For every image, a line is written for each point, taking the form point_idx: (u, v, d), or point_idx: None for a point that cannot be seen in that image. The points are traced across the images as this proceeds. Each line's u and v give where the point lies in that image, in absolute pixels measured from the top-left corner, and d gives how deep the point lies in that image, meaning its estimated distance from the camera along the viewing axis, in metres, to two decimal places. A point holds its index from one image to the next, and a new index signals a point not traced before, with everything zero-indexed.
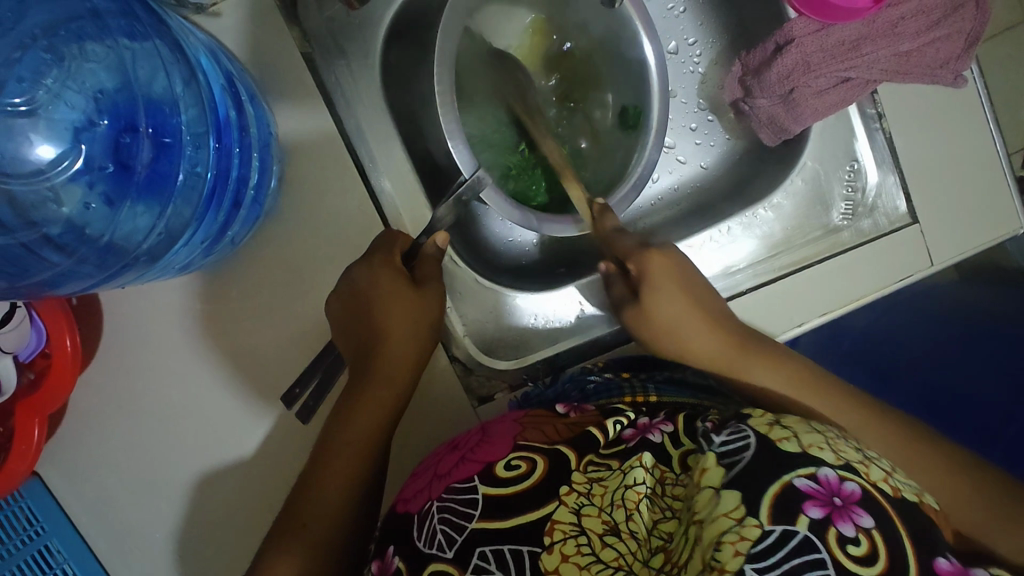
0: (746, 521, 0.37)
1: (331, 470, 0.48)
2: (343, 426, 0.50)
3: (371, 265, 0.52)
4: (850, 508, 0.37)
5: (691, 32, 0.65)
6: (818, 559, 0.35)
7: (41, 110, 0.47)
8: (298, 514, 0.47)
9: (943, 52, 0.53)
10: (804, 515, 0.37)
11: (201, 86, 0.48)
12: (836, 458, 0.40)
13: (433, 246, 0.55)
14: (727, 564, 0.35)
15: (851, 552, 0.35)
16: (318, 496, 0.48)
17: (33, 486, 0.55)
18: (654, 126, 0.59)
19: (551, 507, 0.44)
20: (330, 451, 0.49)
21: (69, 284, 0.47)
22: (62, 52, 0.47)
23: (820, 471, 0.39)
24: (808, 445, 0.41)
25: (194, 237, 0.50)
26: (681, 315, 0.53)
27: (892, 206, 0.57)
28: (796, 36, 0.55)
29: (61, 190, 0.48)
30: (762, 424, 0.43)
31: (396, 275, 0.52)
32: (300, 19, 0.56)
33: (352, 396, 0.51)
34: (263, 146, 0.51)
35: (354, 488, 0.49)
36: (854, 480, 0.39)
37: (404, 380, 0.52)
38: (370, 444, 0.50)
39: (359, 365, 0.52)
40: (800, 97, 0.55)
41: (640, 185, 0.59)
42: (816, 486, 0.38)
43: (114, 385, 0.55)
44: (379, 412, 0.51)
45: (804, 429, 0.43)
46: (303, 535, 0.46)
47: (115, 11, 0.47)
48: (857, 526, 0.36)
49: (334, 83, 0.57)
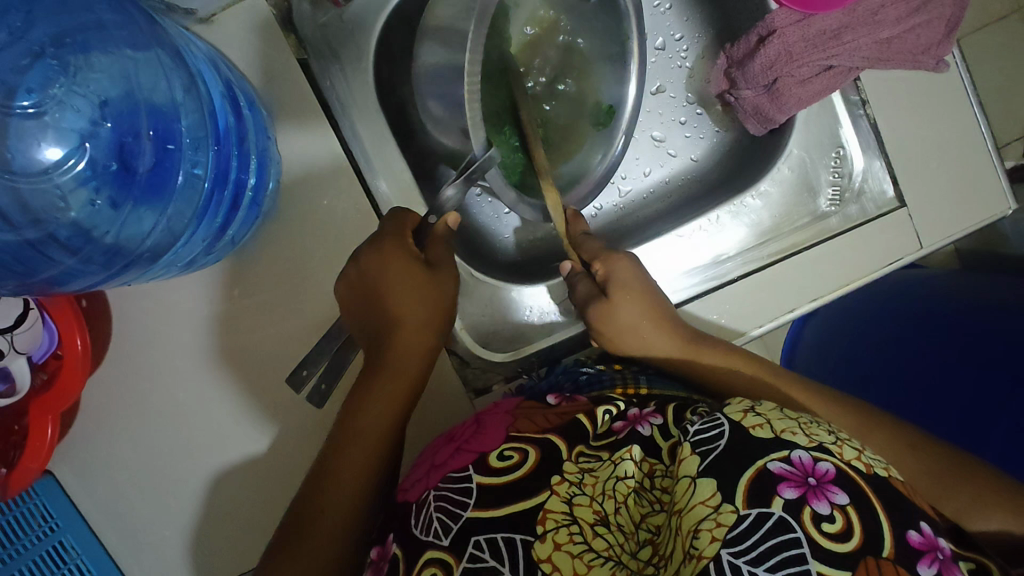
0: (721, 508, 0.39)
1: (349, 455, 0.50)
2: (359, 412, 0.52)
3: (380, 251, 0.53)
4: (826, 486, 0.39)
5: (676, 28, 0.66)
6: (794, 538, 0.37)
7: (48, 113, 0.49)
8: (319, 497, 0.49)
9: (924, 38, 0.54)
10: (779, 496, 0.39)
11: (201, 93, 0.51)
12: (808, 440, 0.42)
13: (444, 226, 0.55)
14: (704, 550, 0.38)
15: (826, 530, 0.38)
16: (339, 483, 0.49)
17: (47, 483, 0.57)
18: (623, 125, 0.63)
19: (544, 497, 0.46)
20: (347, 435, 0.51)
21: (76, 282, 0.49)
22: (68, 61, 0.49)
23: (794, 453, 0.41)
24: (782, 430, 0.42)
25: (194, 236, 0.52)
26: (639, 316, 0.55)
27: (880, 191, 0.58)
28: (778, 27, 0.55)
29: (68, 192, 0.50)
30: (737, 411, 0.45)
31: (406, 261, 0.53)
32: (296, 27, 0.58)
33: (366, 383, 0.53)
34: (262, 152, 0.54)
35: (371, 474, 0.51)
36: (828, 460, 0.41)
37: (419, 367, 0.54)
38: (388, 428, 0.52)
39: (374, 352, 0.54)
40: (783, 86, 0.56)
41: (603, 180, 0.64)
42: (791, 468, 0.40)
43: (122, 384, 0.57)
44: (395, 397, 0.53)
45: (776, 414, 0.45)
46: (325, 518, 0.48)
47: (120, 21, 0.49)
48: (831, 504, 0.38)
49: (332, 90, 0.59)
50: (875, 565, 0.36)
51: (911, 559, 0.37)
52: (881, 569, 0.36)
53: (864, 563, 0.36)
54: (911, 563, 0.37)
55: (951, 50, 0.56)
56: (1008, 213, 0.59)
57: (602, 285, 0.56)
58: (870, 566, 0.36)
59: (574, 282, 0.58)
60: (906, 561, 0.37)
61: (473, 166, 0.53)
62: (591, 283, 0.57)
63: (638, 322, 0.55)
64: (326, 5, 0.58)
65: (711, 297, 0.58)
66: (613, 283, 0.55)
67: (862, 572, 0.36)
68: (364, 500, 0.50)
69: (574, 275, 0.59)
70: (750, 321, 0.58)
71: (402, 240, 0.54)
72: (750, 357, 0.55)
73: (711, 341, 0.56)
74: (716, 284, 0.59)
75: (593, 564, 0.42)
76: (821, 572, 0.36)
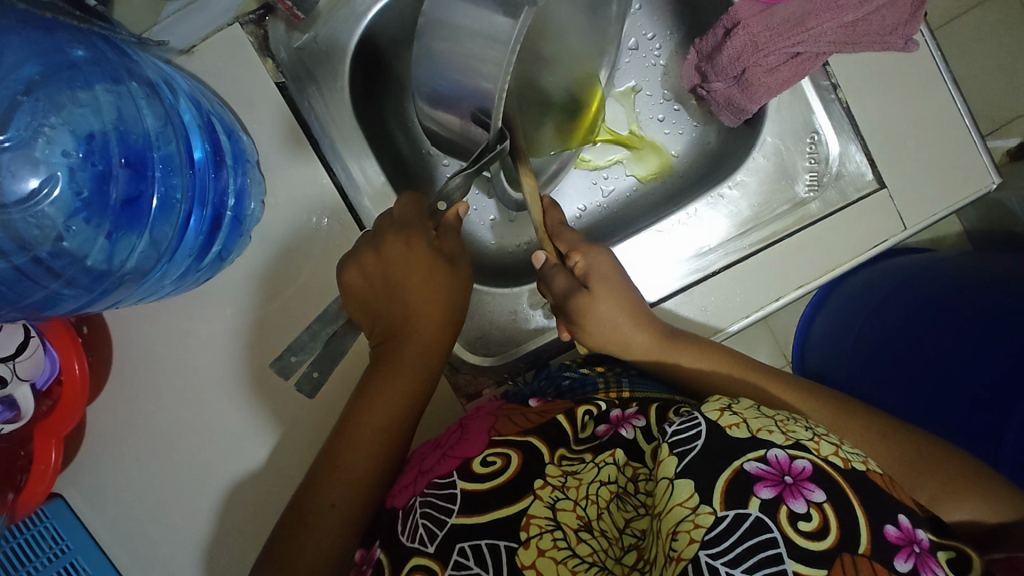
0: (699, 509, 0.41)
1: (355, 448, 0.52)
2: (372, 398, 0.54)
3: (409, 243, 0.56)
4: (802, 484, 0.41)
5: (648, 28, 0.67)
6: (770, 537, 0.39)
7: (21, 143, 0.51)
8: (320, 496, 0.50)
9: (890, 19, 0.54)
10: (755, 496, 0.41)
11: (177, 127, 0.53)
12: (784, 438, 0.44)
13: (454, 214, 0.59)
14: (683, 552, 0.39)
15: (802, 528, 0.39)
16: (340, 478, 0.51)
17: (56, 506, 0.58)
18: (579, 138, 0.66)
19: (527, 502, 0.47)
20: (356, 416, 0.53)
21: (64, 305, 0.51)
22: (48, 97, 0.51)
23: (770, 452, 0.43)
24: (757, 430, 0.44)
25: (178, 254, 0.55)
26: (616, 311, 0.55)
27: (858, 174, 0.58)
28: (742, 19, 0.56)
29: (50, 218, 0.52)
30: (714, 410, 0.46)
31: (431, 257, 0.57)
32: (272, 52, 0.60)
33: (377, 375, 0.55)
34: (241, 176, 0.57)
35: (379, 461, 0.53)
36: (804, 458, 0.42)
37: (430, 365, 0.56)
38: (401, 419, 0.54)
39: (390, 347, 0.56)
40: (752, 76, 0.56)
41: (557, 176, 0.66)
42: (766, 468, 0.42)
43: (127, 406, 0.59)
44: (405, 393, 0.54)
45: (753, 413, 0.46)
46: (331, 512, 0.50)
47: (89, 60, 0.52)
48: (808, 502, 0.40)
49: (310, 111, 0.61)
50: (851, 563, 0.38)
51: (888, 554, 0.38)
52: (856, 566, 0.38)
53: (840, 561, 0.38)
54: (887, 558, 0.38)
55: (919, 29, 0.56)
56: (992, 186, 0.58)
57: (580, 278, 0.57)
58: (846, 563, 0.38)
59: (551, 274, 0.57)
60: (882, 556, 0.38)
61: (485, 158, 0.54)
62: (568, 277, 0.57)
63: (614, 321, 0.55)
64: (300, 27, 0.60)
65: (694, 291, 0.59)
66: (593, 279, 0.56)
67: (838, 570, 0.38)
68: (366, 500, 0.52)
69: (549, 266, 0.58)
70: (740, 309, 0.58)
71: (432, 238, 0.57)
72: (722, 351, 0.56)
73: (696, 339, 0.57)
74: (695, 279, 0.59)
75: (577, 570, 0.42)
76: (796, 571, 0.38)
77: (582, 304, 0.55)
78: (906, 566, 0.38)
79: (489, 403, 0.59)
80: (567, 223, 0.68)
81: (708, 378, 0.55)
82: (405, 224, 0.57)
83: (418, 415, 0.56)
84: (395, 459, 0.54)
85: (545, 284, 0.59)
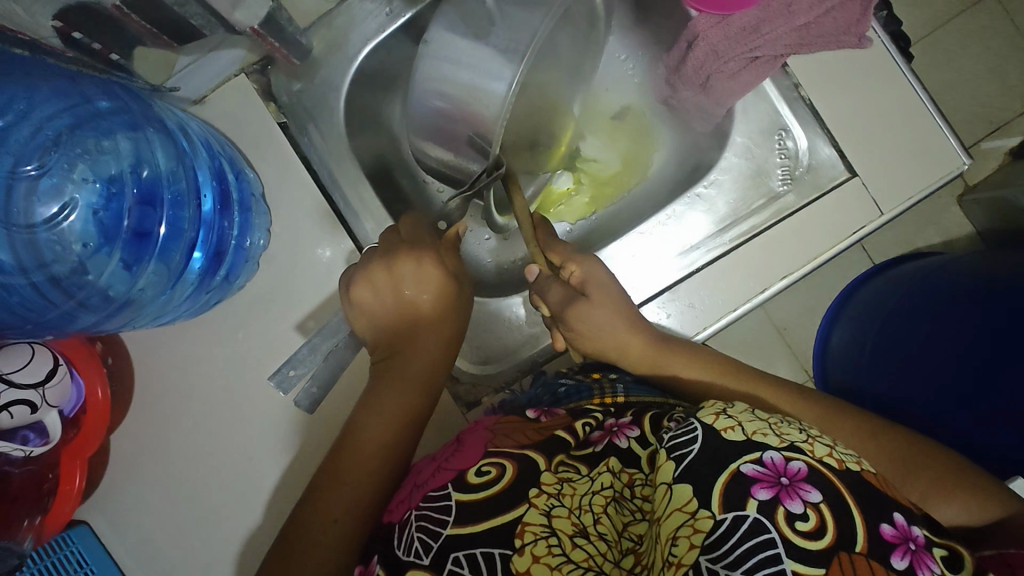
0: (698, 514, 0.41)
1: (359, 463, 0.54)
2: (379, 410, 0.56)
3: (421, 261, 0.60)
4: (798, 485, 0.40)
5: (622, 50, 0.73)
6: (768, 538, 0.39)
7: (49, 175, 0.57)
8: (322, 513, 0.52)
9: (841, 19, 0.58)
10: (753, 498, 0.40)
11: (186, 165, 0.59)
12: (779, 440, 0.43)
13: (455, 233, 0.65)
14: (682, 557, 0.39)
15: (799, 528, 0.39)
16: (332, 498, 0.52)
17: (81, 530, 0.59)
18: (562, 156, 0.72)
19: (523, 510, 0.47)
20: (359, 431, 0.55)
21: (79, 321, 0.57)
22: (82, 146, 0.58)
23: (766, 454, 0.42)
24: (752, 432, 0.44)
25: (184, 280, 0.60)
26: (610, 318, 0.57)
27: (830, 165, 0.60)
28: (701, 31, 0.61)
29: (68, 240, 0.58)
30: (710, 414, 0.47)
31: (444, 276, 0.61)
32: (274, 96, 0.65)
33: (380, 388, 0.58)
34: (244, 209, 0.61)
35: (376, 476, 0.54)
36: (799, 459, 0.42)
37: (431, 378, 0.59)
38: (401, 431, 0.56)
39: (393, 360, 0.59)
40: (715, 82, 0.61)
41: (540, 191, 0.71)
42: (763, 469, 0.41)
43: (149, 433, 0.61)
44: (404, 407, 0.57)
45: (747, 417, 0.46)
46: (332, 530, 0.51)
47: (112, 110, 0.58)
48: (805, 502, 0.40)
49: (309, 146, 0.65)
50: (848, 561, 0.38)
51: (884, 552, 0.38)
52: (854, 565, 0.38)
53: (838, 560, 0.38)
54: (883, 556, 0.38)
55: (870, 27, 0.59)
56: (963, 166, 0.59)
57: (576, 288, 0.59)
58: (843, 562, 0.38)
59: (546, 286, 0.60)
60: (879, 554, 0.38)
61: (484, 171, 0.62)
62: (563, 287, 0.59)
63: (610, 323, 0.57)
64: (297, 74, 0.65)
65: (681, 288, 0.60)
66: (591, 287, 0.58)
67: (836, 569, 0.37)
68: (365, 517, 0.52)
69: (542, 278, 0.61)
70: (724, 307, 0.60)
71: (439, 255, 0.62)
72: (696, 351, 0.58)
73: (679, 343, 0.58)
74: (681, 273, 0.61)
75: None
76: (796, 571, 0.37)
77: (580, 309, 0.57)
78: (902, 564, 0.38)
79: (488, 416, 0.60)
80: (559, 235, 0.72)
81: (691, 386, 0.58)
82: (414, 242, 0.62)
83: (421, 425, 0.58)
84: (398, 476, 0.55)
85: (540, 296, 0.61)
